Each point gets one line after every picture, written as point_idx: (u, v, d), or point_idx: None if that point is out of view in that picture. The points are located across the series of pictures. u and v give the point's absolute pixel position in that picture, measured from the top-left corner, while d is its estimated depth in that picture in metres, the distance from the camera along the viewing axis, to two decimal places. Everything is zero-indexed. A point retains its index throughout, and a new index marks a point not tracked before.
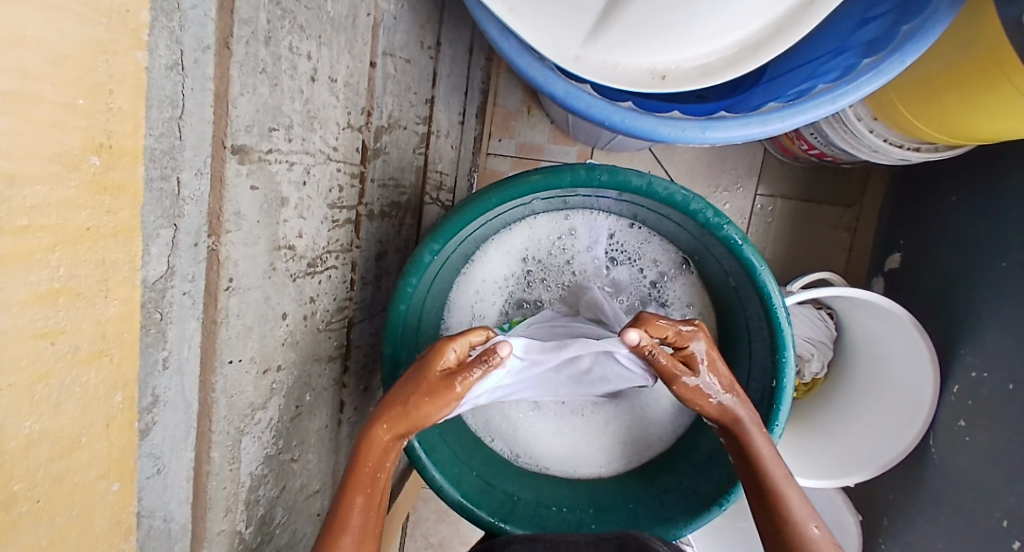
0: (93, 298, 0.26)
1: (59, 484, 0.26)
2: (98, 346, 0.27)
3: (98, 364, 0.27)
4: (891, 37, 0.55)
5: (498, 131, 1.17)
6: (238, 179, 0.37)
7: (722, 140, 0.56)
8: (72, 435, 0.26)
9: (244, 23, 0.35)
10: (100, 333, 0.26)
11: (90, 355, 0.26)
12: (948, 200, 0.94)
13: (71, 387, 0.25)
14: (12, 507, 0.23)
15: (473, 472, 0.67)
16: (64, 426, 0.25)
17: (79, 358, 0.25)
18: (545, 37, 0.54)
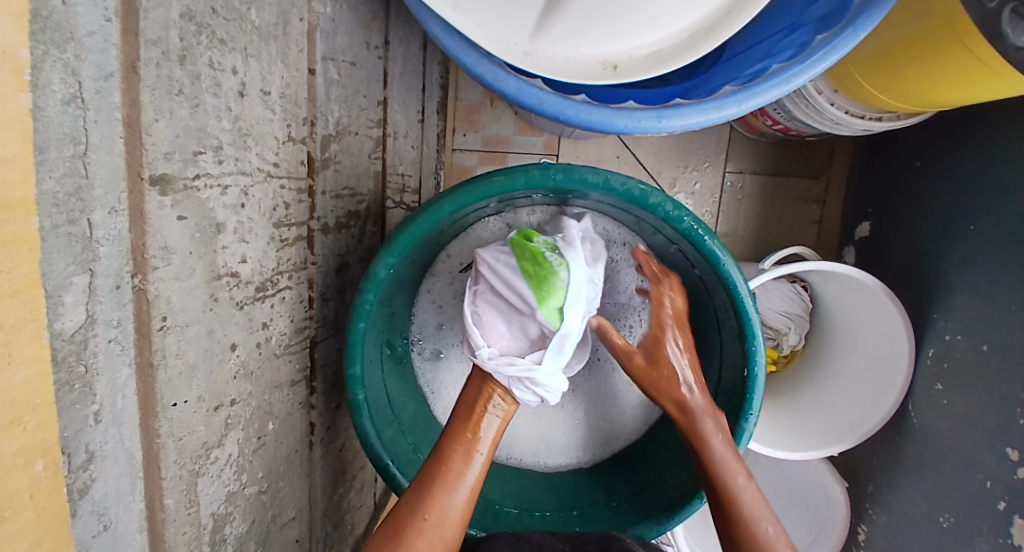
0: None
1: None
2: (10, 417, 0.26)
3: (10, 434, 0.26)
4: (843, 10, 0.53)
5: (461, 126, 1.15)
6: (162, 211, 0.35)
7: (679, 129, 0.54)
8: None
9: (152, 44, 0.33)
10: (9, 403, 0.25)
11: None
12: (912, 166, 0.94)
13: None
14: None
15: None
16: None
17: None
18: (490, 32, 0.51)
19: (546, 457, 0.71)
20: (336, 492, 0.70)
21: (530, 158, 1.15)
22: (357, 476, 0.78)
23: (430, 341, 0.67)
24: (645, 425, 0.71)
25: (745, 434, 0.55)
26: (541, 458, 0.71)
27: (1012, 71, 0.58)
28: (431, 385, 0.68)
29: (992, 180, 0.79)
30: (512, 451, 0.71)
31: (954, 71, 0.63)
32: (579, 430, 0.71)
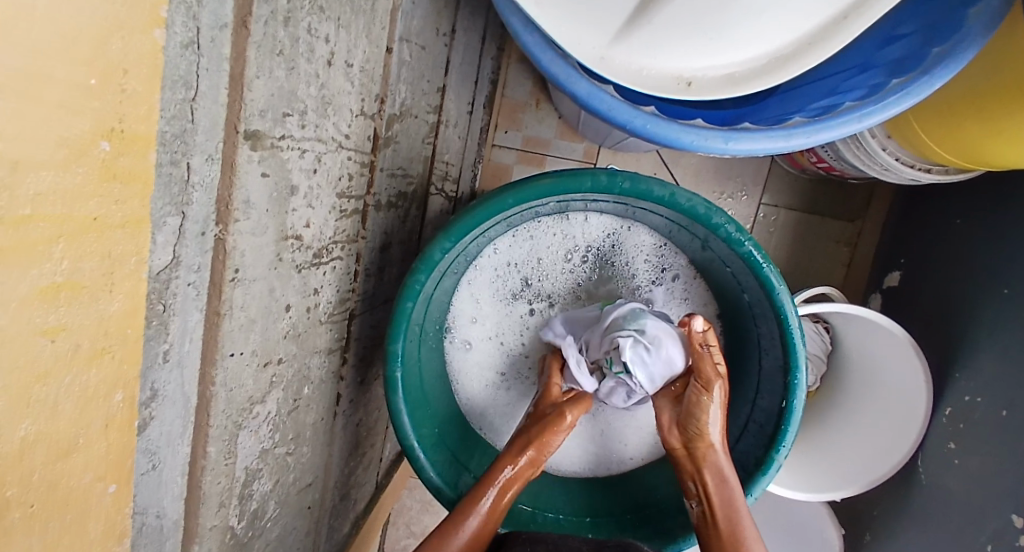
0: (98, 293, 0.25)
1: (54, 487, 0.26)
2: (102, 344, 0.26)
3: (100, 361, 0.26)
4: (922, 56, 0.54)
5: (504, 123, 1.15)
6: (249, 166, 0.36)
7: (744, 152, 0.55)
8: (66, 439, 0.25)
9: (264, 2, 0.33)
10: (104, 330, 0.26)
11: (94, 353, 0.26)
12: (952, 222, 0.94)
13: (70, 384, 0.25)
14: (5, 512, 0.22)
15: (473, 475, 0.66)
16: (63, 426, 0.25)
17: (82, 357, 0.25)
18: (571, 33, 0.52)
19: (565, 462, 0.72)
20: (347, 466, 0.70)
21: (569, 164, 1.16)
22: (366, 454, 0.78)
23: (464, 334, 0.68)
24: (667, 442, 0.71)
25: (772, 467, 0.56)
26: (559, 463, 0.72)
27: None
28: (460, 378, 0.69)
29: None
30: None
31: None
32: (599, 439, 0.72)
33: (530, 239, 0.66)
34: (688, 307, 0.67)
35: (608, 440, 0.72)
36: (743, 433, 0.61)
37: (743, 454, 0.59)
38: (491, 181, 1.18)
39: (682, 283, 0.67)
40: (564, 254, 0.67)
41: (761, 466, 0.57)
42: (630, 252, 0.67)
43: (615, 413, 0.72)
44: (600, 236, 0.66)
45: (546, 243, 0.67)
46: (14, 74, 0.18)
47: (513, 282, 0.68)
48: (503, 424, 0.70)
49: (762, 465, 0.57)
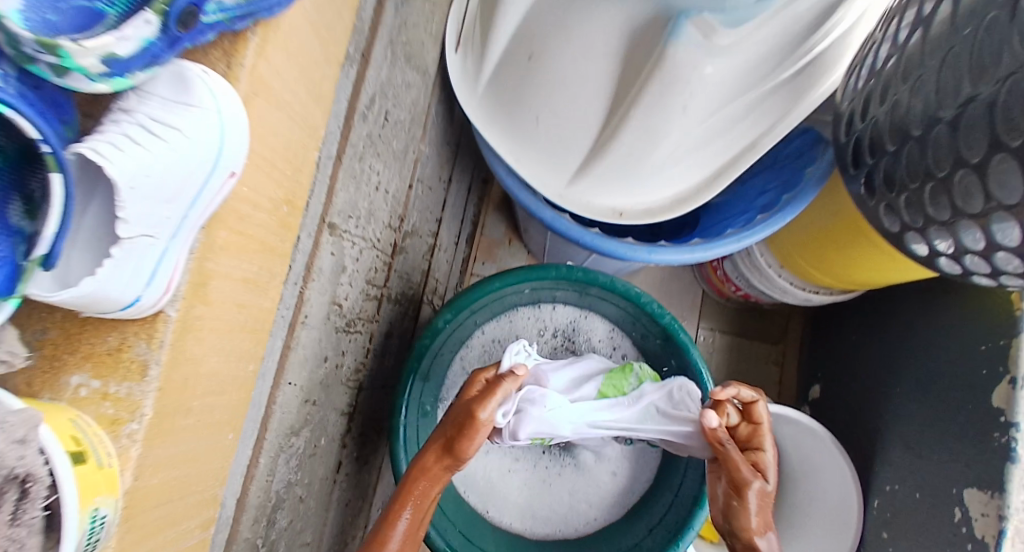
0: (259, 293, 0.38)
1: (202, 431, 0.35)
2: (254, 326, 0.38)
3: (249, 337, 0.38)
4: (777, 200, 0.79)
5: (482, 256, 1.38)
6: (325, 245, 0.52)
7: (662, 261, 0.76)
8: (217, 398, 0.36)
9: (353, 146, 0.53)
10: (258, 318, 0.39)
11: (249, 330, 0.38)
12: (850, 338, 1.16)
13: (234, 351, 0.36)
14: (182, 432, 0.32)
15: (455, 527, 0.73)
16: (224, 381, 0.36)
17: (244, 329, 0.37)
18: (538, 179, 0.75)
19: (532, 522, 0.77)
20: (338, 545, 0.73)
21: None
22: (352, 543, 0.80)
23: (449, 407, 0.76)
24: (626, 499, 0.78)
25: (705, 499, 0.70)
26: (528, 524, 0.77)
27: (904, 260, 0.82)
28: None
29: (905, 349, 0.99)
30: (501, 513, 0.77)
31: (863, 257, 0.88)
32: (563, 500, 0.77)
33: (510, 323, 0.79)
34: None
35: (576, 504, 0.77)
36: (683, 477, 0.74)
37: (685, 494, 0.73)
38: None
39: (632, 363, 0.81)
40: (538, 335, 0.80)
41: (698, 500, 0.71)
42: (590, 336, 0.81)
43: (574, 474, 0.79)
44: (565, 323, 0.81)
45: (523, 325, 0.79)
46: (261, 158, 0.34)
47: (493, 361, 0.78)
48: (478, 483, 0.77)
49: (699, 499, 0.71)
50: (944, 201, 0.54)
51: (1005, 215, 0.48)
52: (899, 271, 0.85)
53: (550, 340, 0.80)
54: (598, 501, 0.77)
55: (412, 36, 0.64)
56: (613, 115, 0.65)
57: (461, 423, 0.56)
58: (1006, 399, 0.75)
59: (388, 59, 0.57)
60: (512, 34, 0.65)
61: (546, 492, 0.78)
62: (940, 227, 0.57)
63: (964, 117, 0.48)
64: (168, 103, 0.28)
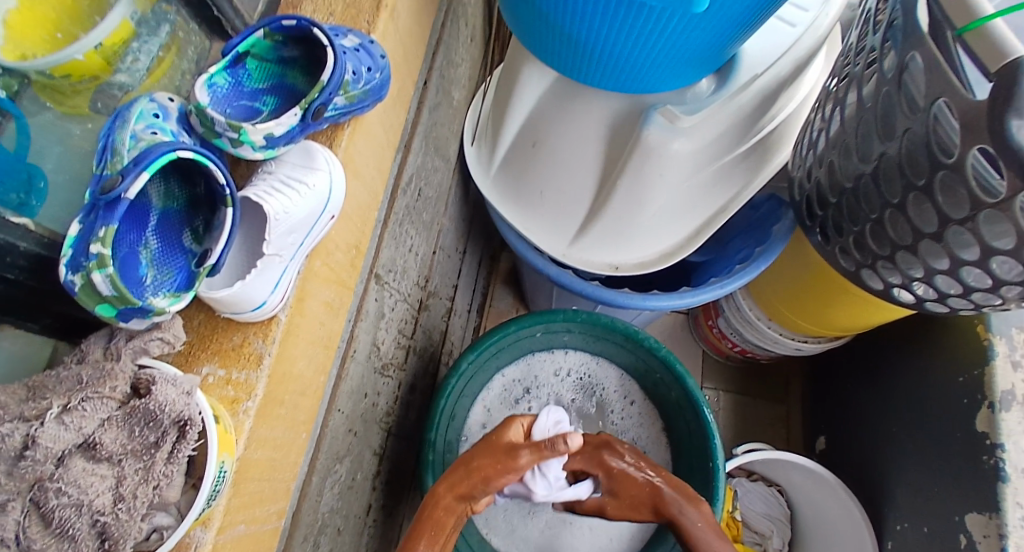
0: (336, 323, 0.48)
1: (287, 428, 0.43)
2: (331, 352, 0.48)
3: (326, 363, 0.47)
4: (752, 253, 0.90)
5: (492, 324, 1.46)
6: (371, 292, 0.62)
7: (658, 307, 0.86)
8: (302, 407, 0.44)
9: (395, 213, 0.65)
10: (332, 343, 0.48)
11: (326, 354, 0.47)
12: (846, 387, 1.22)
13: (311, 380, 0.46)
14: (278, 422, 0.40)
15: None
16: (307, 389, 0.44)
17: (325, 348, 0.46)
18: (543, 241, 0.86)
19: None
20: None
21: None
22: None
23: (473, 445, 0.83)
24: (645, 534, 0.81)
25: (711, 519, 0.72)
26: None
27: (885, 304, 0.90)
28: None
29: (895, 390, 1.05)
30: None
31: (846, 305, 0.97)
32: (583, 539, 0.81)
33: (528, 366, 0.88)
34: (653, 423, 0.86)
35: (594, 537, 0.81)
36: None
37: None
38: None
39: (641, 403, 0.87)
40: (553, 378, 0.89)
41: None
42: (599, 378, 0.89)
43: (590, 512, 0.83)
44: (576, 366, 0.89)
45: (538, 370, 0.89)
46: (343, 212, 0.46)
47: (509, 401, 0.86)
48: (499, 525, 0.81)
49: None
50: (884, 239, 0.66)
51: (931, 244, 0.59)
52: (871, 313, 0.95)
53: (562, 383, 0.88)
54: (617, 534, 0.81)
55: (440, 132, 0.79)
56: (604, 184, 0.78)
57: (499, 456, 0.61)
58: (989, 423, 0.81)
59: (423, 148, 0.71)
60: (520, 126, 0.81)
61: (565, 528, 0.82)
62: (886, 262, 0.68)
63: (882, 170, 0.61)
64: (296, 167, 0.40)
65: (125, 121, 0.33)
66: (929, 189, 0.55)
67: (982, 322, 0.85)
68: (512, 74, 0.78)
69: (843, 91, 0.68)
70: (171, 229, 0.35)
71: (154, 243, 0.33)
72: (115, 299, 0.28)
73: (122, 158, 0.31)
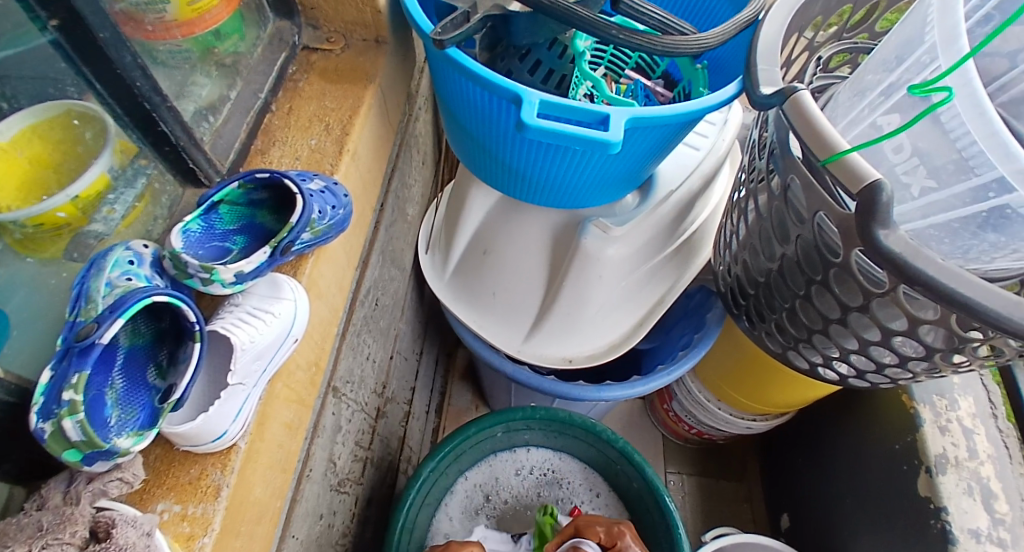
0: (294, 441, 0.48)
1: None
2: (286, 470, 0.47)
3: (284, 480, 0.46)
4: (692, 340, 0.98)
5: (451, 423, 1.43)
6: (329, 405, 0.62)
7: (612, 397, 0.89)
8: (262, 531, 0.43)
9: (355, 324, 0.67)
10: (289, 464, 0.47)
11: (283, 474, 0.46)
12: (797, 461, 1.26)
13: (272, 497, 0.44)
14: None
15: None
16: (264, 518, 0.43)
17: (280, 469, 0.46)
18: (500, 339, 0.90)
19: None
20: None
21: None
22: None
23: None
24: None
25: None
26: None
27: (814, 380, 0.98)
28: None
29: (839, 460, 1.11)
30: None
31: (783, 384, 1.04)
32: None
33: (490, 468, 0.88)
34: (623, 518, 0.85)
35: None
36: None
37: None
38: None
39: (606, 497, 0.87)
40: (516, 479, 0.89)
41: None
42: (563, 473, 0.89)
43: None
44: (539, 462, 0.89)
45: (501, 470, 0.89)
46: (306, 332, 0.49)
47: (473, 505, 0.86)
48: None
49: None
50: (800, 324, 0.74)
51: (839, 327, 0.68)
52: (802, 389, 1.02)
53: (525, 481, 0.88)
54: None
55: (396, 246, 0.85)
56: (552, 286, 0.84)
57: None
58: (929, 487, 0.86)
59: (380, 262, 0.76)
60: (470, 238, 0.89)
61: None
62: (806, 344, 0.76)
63: (786, 268, 0.71)
64: (263, 297, 0.43)
65: (101, 269, 0.36)
66: (826, 282, 0.64)
67: (906, 392, 0.94)
68: (461, 193, 0.87)
69: (744, 200, 0.80)
70: (135, 367, 0.36)
71: (119, 382, 0.35)
72: (82, 444, 0.29)
73: (96, 305, 0.34)
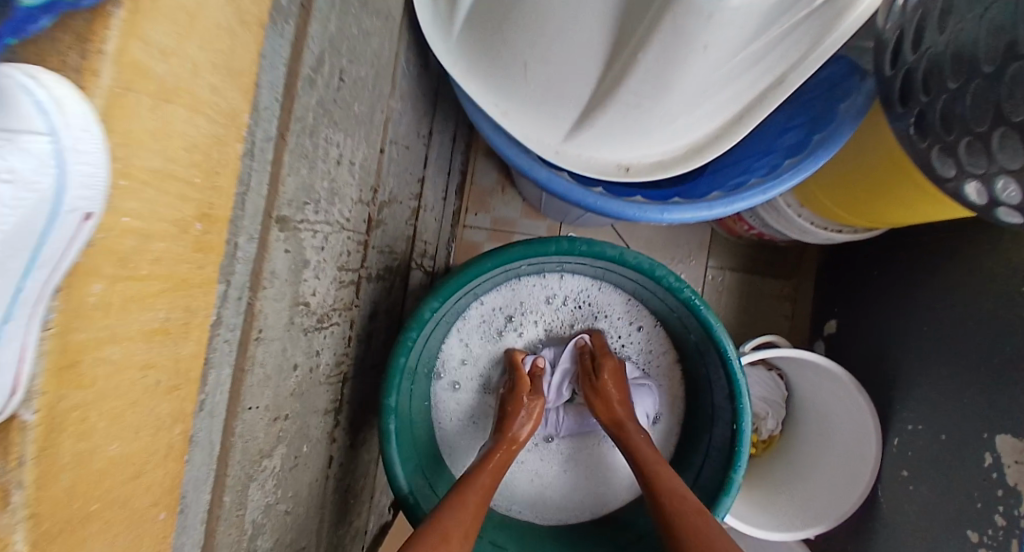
0: (177, 337, 0.32)
1: (128, 499, 0.30)
2: (173, 382, 0.32)
3: (171, 396, 0.32)
4: (806, 143, 0.68)
5: (473, 206, 1.27)
6: (277, 243, 0.44)
7: (677, 222, 0.67)
8: (138, 463, 0.30)
9: (296, 119, 0.43)
10: (176, 371, 0.32)
11: (166, 390, 0.32)
12: (871, 275, 1.04)
13: (155, 419, 0.31)
14: (87, 524, 0.26)
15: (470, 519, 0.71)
16: (138, 448, 0.30)
17: (159, 392, 0.31)
18: (530, 134, 0.65)
19: (539, 511, 0.77)
20: (338, 533, 0.71)
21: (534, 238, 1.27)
22: (354, 522, 0.79)
23: (453, 373, 0.77)
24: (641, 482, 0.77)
25: (735, 488, 0.62)
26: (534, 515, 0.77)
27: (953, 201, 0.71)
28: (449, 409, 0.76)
29: (927, 291, 0.91)
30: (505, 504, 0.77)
31: (911, 199, 0.76)
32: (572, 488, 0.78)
33: (513, 292, 0.77)
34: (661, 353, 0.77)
35: (581, 481, 0.78)
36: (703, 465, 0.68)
37: (706, 483, 0.66)
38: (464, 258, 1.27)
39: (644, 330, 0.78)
40: (544, 305, 0.79)
41: (723, 490, 0.63)
42: (597, 302, 0.78)
43: (581, 462, 0.79)
44: (572, 289, 0.78)
45: (527, 295, 0.78)
46: (152, 171, 0.26)
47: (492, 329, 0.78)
48: None
49: (724, 489, 0.63)
50: None
51: None
52: (934, 209, 0.74)
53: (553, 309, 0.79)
54: (610, 485, 0.78)
55: None
56: (614, 61, 0.54)
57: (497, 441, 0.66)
58: None
59: (331, 5, 0.46)
60: None
61: (549, 478, 0.79)
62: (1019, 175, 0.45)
63: None
64: None
65: None
66: None
67: None
68: None
69: None
70: None
71: None
72: None
73: None
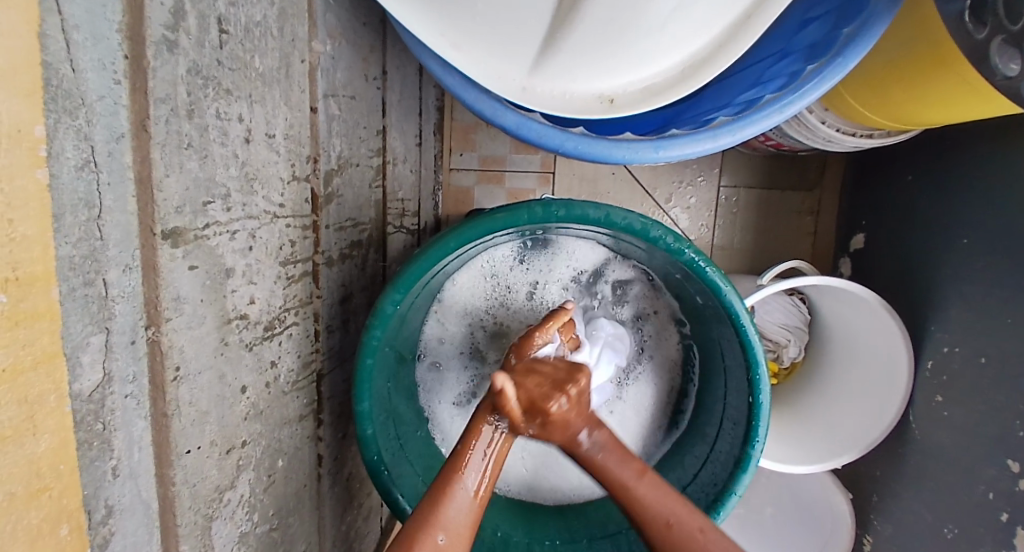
0: (21, 438, 0.26)
1: None
2: (38, 484, 0.27)
3: (39, 501, 0.28)
4: (833, 39, 0.54)
5: (458, 145, 1.12)
6: (173, 263, 0.36)
7: (674, 159, 0.55)
8: None
9: (161, 102, 0.33)
10: (35, 472, 0.27)
11: (31, 494, 0.27)
12: (904, 179, 0.89)
13: (11, 529, 0.26)
14: None
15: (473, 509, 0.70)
16: None
17: (17, 501, 0.26)
18: (488, 70, 0.52)
19: (544, 486, 0.76)
20: (344, 522, 0.70)
21: (527, 177, 1.11)
22: (365, 503, 0.78)
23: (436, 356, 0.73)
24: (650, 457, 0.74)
25: (752, 462, 0.60)
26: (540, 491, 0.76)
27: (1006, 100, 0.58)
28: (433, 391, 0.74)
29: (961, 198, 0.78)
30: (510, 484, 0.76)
31: (958, 89, 0.60)
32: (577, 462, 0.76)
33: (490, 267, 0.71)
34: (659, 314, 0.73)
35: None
36: (720, 430, 0.65)
37: (723, 456, 0.63)
38: (454, 206, 1.14)
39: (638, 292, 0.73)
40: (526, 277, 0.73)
41: (740, 464, 0.61)
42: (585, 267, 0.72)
43: None
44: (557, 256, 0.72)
45: (506, 266, 0.72)
46: None
47: (474, 308, 0.72)
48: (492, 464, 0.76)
49: (740, 463, 0.61)
50: None
51: None
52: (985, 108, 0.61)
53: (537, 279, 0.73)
54: None
55: None
56: None
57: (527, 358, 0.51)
58: None
59: None
60: None
61: (557, 456, 0.77)
62: None
63: None
64: None
65: None
66: None
67: None
68: None
69: None
70: None
71: None
72: None
73: None
